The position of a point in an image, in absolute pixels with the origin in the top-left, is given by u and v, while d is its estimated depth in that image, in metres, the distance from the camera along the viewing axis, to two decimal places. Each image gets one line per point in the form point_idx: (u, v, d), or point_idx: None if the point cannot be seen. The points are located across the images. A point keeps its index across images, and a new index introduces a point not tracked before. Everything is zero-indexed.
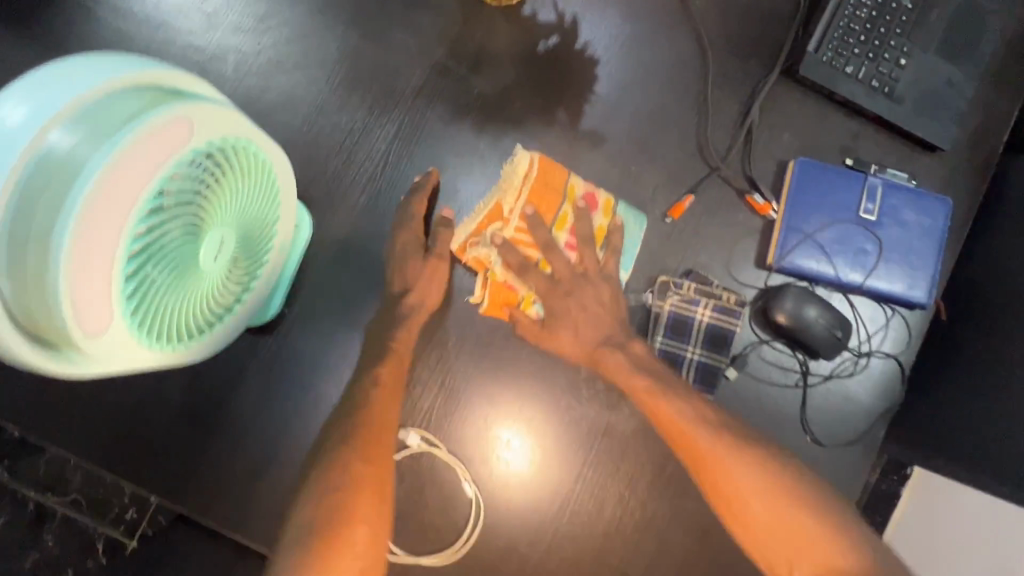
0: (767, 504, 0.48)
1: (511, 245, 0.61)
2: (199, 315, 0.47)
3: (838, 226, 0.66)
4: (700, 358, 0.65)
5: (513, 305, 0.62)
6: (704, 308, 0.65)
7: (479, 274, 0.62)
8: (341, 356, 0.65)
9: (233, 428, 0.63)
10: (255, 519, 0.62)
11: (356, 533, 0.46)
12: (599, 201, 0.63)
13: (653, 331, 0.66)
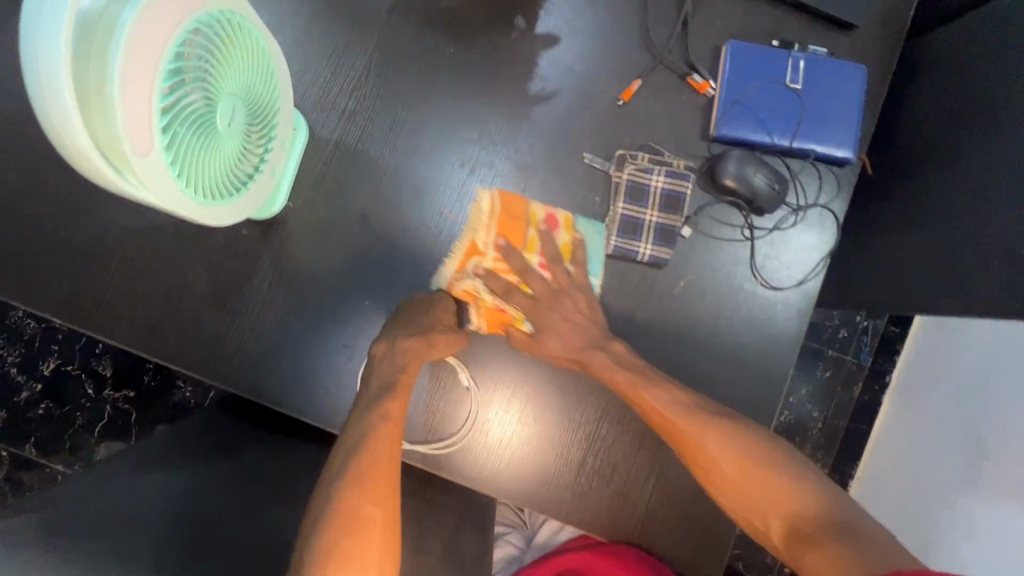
0: (741, 462, 0.61)
1: (493, 298, 0.71)
2: (221, 181, 0.58)
3: (769, 96, 0.75)
4: (655, 220, 0.74)
5: (506, 326, 0.71)
6: (658, 176, 0.74)
7: (481, 326, 0.72)
8: (341, 244, 0.73)
9: (250, 311, 0.72)
10: (279, 385, 0.72)
11: (374, 486, 0.57)
12: (559, 219, 0.72)
13: (614, 200, 0.75)
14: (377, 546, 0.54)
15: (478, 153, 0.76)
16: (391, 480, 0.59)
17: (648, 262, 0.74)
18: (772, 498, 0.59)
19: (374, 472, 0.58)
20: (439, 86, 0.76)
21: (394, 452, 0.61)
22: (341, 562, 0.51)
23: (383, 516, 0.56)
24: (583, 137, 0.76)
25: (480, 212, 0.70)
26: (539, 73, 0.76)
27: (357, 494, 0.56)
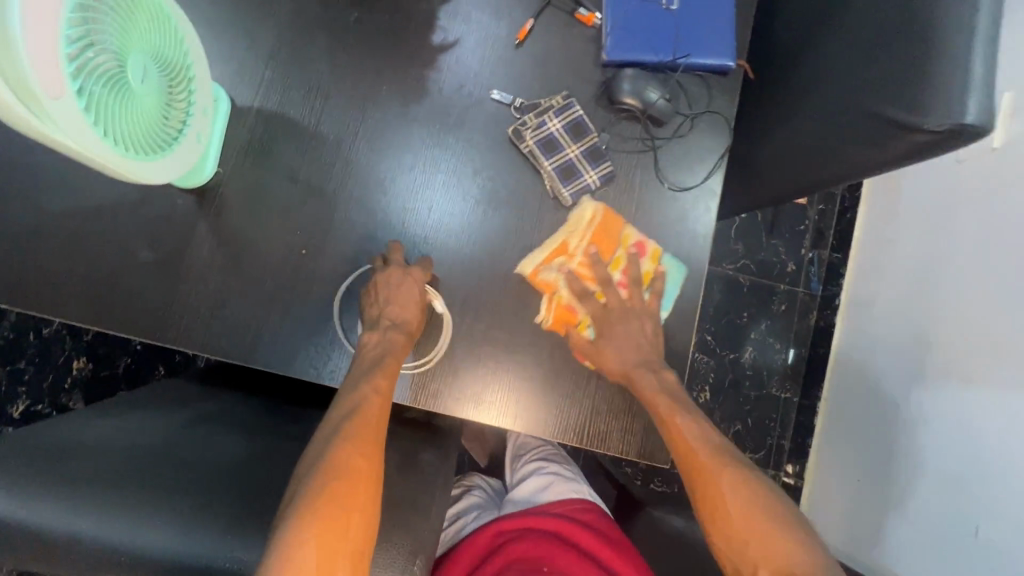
0: (739, 508, 0.65)
1: (570, 294, 0.77)
2: (143, 139, 0.62)
3: (649, 18, 0.83)
4: (579, 151, 0.79)
5: (570, 326, 0.77)
6: (551, 120, 0.79)
7: (549, 320, 0.77)
8: (273, 202, 0.78)
9: (192, 276, 0.75)
10: (229, 343, 0.75)
11: (361, 447, 0.62)
12: (647, 248, 0.79)
13: (521, 139, 0.79)
14: (358, 504, 0.58)
15: (393, 104, 0.81)
16: (375, 443, 0.64)
17: (600, 185, 0.80)
18: (740, 514, 0.65)
19: (363, 432, 0.63)
20: (348, 48, 0.81)
21: (382, 416, 0.65)
22: (328, 500, 0.57)
23: (366, 474, 0.61)
24: (488, 76, 0.82)
25: (538, 254, 0.78)
26: (441, 26, 0.83)
27: (348, 451, 0.61)
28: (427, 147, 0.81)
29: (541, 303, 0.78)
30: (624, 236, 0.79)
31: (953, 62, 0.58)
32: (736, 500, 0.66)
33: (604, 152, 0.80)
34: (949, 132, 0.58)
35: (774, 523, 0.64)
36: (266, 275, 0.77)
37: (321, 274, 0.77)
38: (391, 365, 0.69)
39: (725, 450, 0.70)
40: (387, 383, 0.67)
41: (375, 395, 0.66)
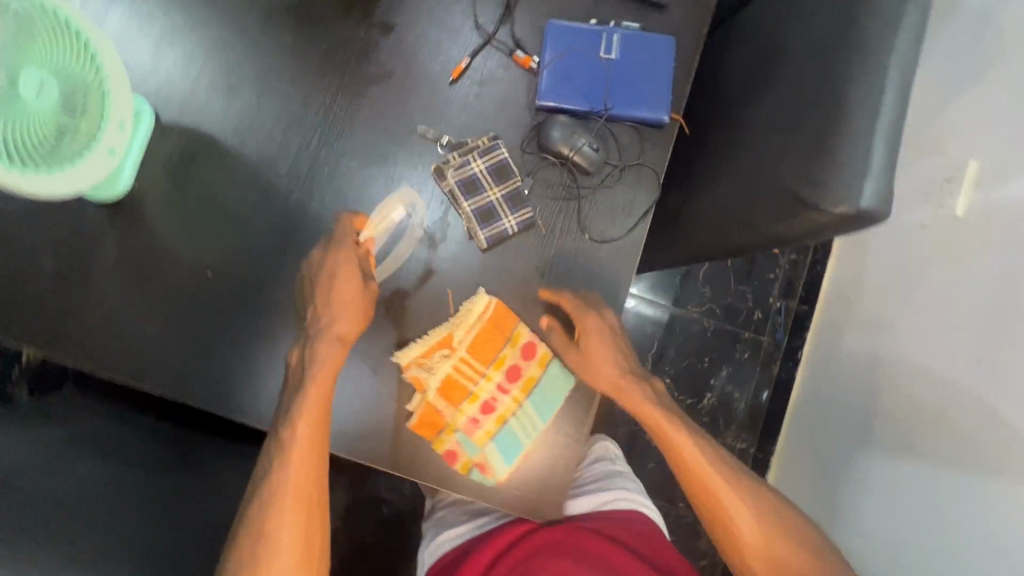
0: (721, 495, 0.77)
1: (438, 396, 0.73)
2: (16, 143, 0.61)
3: (584, 66, 0.82)
4: (500, 194, 0.78)
5: (436, 431, 0.73)
6: (474, 160, 0.78)
7: (414, 420, 0.73)
8: (186, 221, 0.78)
9: (92, 287, 0.74)
10: (122, 358, 0.74)
11: (299, 477, 0.69)
12: (536, 352, 0.75)
13: (442, 177, 0.79)
14: (300, 522, 0.69)
15: (320, 131, 0.81)
16: (312, 466, 0.69)
17: (516, 231, 0.79)
18: (729, 502, 0.77)
19: (296, 462, 0.69)
20: (281, 72, 0.81)
21: (315, 441, 0.69)
22: (277, 517, 0.68)
23: (303, 500, 0.69)
24: (418, 112, 0.82)
25: (418, 347, 0.73)
26: (377, 58, 0.82)
27: (289, 479, 0.69)
28: (350, 179, 0.81)
29: (411, 397, 0.74)
30: (515, 332, 0.76)
31: (855, 145, 0.57)
32: (720, 491, 0.77)
33: (526, 198, 0.79)
34: (850, 214, 0.57)
35: (769, 518, 0.77)
36: (170, 293, 0.76)
37: (225, 297, 0.76)
38: (320, 389, 0.69)
39: (714, 448, 0.79)
40: (310, 416, 0.68)
41: (304, 423, 0.69)
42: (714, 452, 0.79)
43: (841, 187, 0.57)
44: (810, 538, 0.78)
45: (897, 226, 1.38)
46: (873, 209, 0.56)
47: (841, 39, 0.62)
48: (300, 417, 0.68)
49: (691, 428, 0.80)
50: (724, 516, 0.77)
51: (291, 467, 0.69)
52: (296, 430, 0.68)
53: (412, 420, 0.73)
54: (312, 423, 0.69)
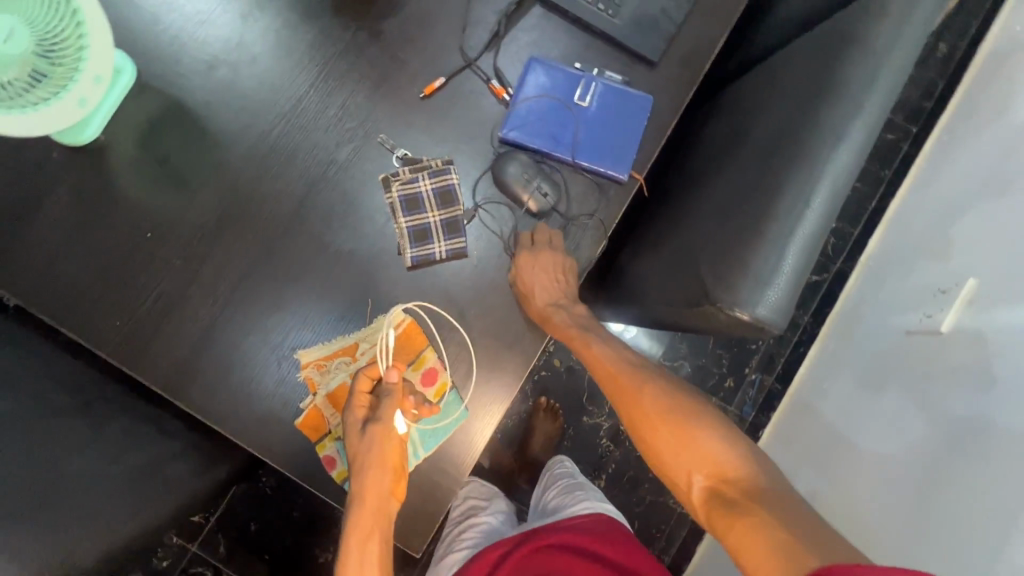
0: (671, 427, 0.71)
1: (329, 401, 0.76)
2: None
3: (556, 108, 0.82)
4: (438, 219, 0.80)
5: (321, 434, 0.76)
6: (423, 180, 0.80)
7: (302, 418, 0.76)
8: (139, 178, 0.79)
9: (37, 223, 0.77)
10: (50, 295, 0.77)
11: (352, 567, 0.69)
12: (437, 378, 0.79)
13: (387, 187, 0.80)
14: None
15: (288, 118, 0.82)
16: (371, 561, 0.70)
17: (445, 258, 0.80)
18: (661, 435, 0.71)
19: (364, 545, 0.70)
20: (262, 55, 0.82)
21: (378, 526, 0.71)
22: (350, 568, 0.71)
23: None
24: (384, 121, 0.83)
25: (322, 350, 0.77)
26: (358, 60, 0.83)
27: (354, 564, 0.70)
28: (303, 169, 0.81)
29: (305, 396, 0.77)
30: (422, 355, 0.79)
31: (770, 255, 0.56)
32: (658, 415, 0.73)
33: (464, 228, 0.80)
34: (746, 320, 0.57)
35: (705, 425, 0.69)
36: (106, 245, 0.78)
37: (156, 260, 0.78)
38: (375, 476, 0.72)
39: (687, 403, 0.73)
40: (370, 505, 0.71)
41: (365, 510, 0.71)
42: (693, 413, 0.71)
43: (746, 292, 0.57)
44: (770, 470, 0.65)
45: (879, 326, 1.34)
46: (768, 319, 0.56)
47: (789, 145, 0.61)
48: (360, 501, 0.71)
49: (663, 388, 0.75)
50: (655, 444, 0.72)
51: (351, 545, 0.70)
52: (356, 515, 0.71)
53: (299, 418, 0.76)
54: (371, 508, 0.71)
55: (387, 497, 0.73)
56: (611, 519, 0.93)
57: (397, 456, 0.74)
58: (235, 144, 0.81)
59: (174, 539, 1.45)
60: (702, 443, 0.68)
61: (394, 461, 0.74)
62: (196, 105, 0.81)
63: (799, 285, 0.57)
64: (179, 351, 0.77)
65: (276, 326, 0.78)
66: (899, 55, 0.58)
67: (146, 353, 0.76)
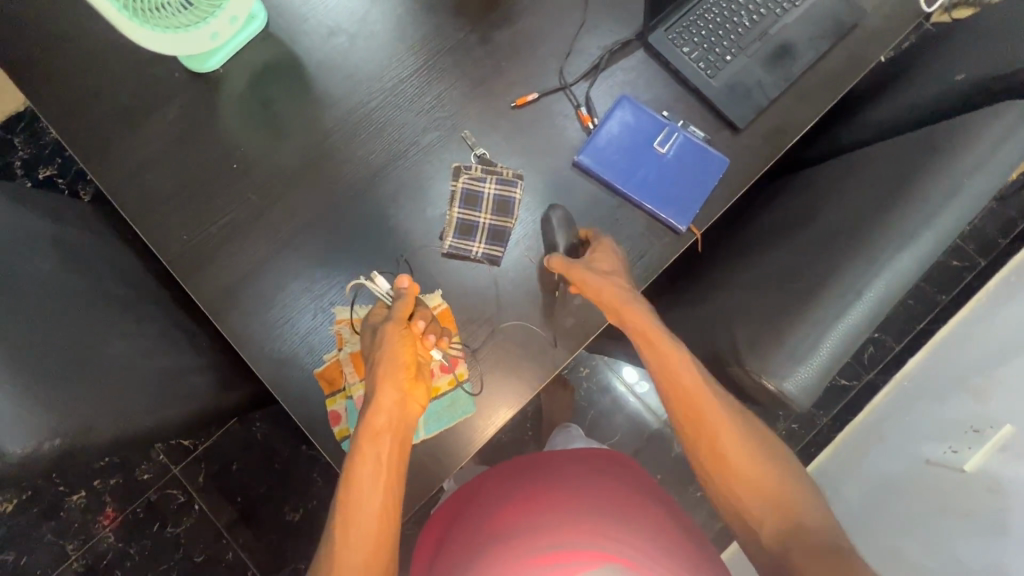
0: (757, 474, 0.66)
1: (349, 361, 0.78)
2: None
3: (632, 147, 0.85)
4: (489, 221, 0.83)
5: (334, 387, 0.78)
6: (489, 183, 0.84)
7: (323, 367, 0.79)
8: (240, 114, 0.86)
9: (144, 132, 0.85)
10: (134, 196, 0.83)
11: (363, 465, 0.67)
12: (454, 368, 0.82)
13: (455, 177, 0.84)
14: (378, 517, 0.65)
15: (384, 92, 0.87)
16: (381, 461, 0.69)
17: (480, 260, 0.83)
18: (751, 478, 0.66)
19: (376, 442, 0.69)
20: (379, 33, 0.89)
21: (390, 430, 0.70)
22: (365, 513, 0.65)
23: (387, 482, 0.68)
24: (472, 119, 0.87)
25: (358, 311, 0.81)
26: (463, 57, 0.89)
27: (360, 492, 0.66)
28: (386, 140, 0.86)
29: (330, 348, 0.80)
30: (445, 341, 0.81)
31: (809, 333, 0.57)
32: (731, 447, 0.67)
33: (508, 239, 0.83)
34: (771, 390, 0.57)
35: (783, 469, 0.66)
36: (195, 166, 0.84)
37: (235, 190, 0.84)
38: (388, 376, 0.72)
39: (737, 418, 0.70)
40: (381, 413, 0.70)
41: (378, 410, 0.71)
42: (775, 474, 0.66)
43: (777, 363, 0.57)
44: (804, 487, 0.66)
45: (900, 447, 1.29)
46: (792, 395, 0.56)
47: (853, 234, 0.62)
48: (375, 407, 0.71)
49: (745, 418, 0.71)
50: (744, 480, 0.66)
51: (363, 448, 0.68)
52: (371, 409, 0.70)
53: (320, 367, 0.79)
54: (391, 407, 0.71)
55: (404, 398, 0.73)
56: (626, 459, 0.90)
57: (409, 354, 0.75)
58: (332, 105, 0.87)
59: (162, 455, 1.53)
60: (777, 494, 0.64)
61: (407, 359, 0.75)
62: (310, 62, 0.88)
63: (829, 370, 0.57)
64: (229, 277, 0.81)
65: (321, 276, 0.82)
66: (984, 178, 0.59)
67: (199, 269, 0.81)
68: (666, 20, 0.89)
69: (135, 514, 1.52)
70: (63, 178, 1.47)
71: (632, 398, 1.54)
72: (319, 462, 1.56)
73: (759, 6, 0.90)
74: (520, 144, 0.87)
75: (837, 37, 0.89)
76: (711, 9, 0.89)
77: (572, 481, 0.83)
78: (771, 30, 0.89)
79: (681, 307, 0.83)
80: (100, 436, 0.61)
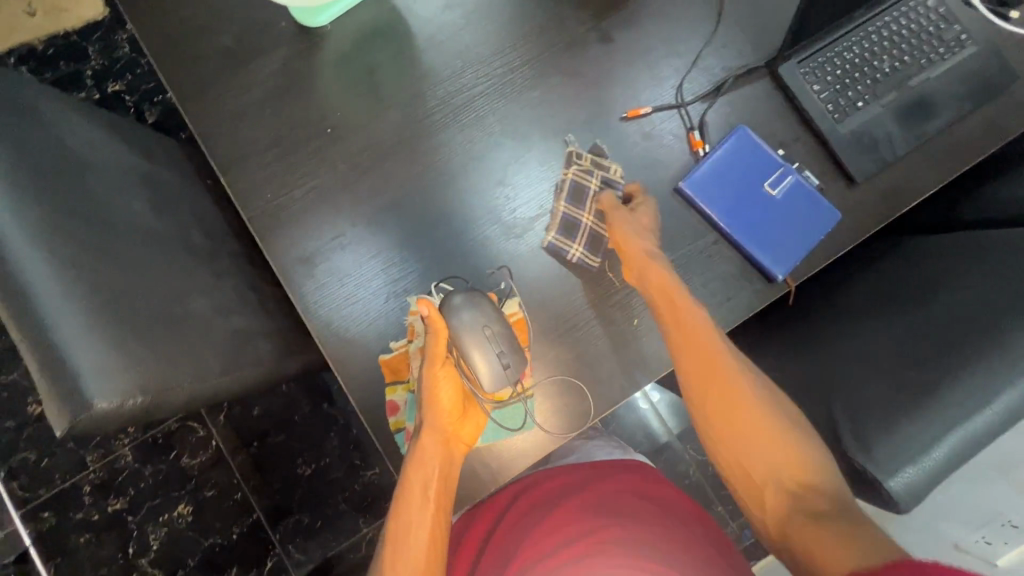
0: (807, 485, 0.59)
1: (417, 353, 0.77)
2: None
3: (741, 183, 0.81)
4: (590, 223, 0.80)
5: (397, 377, 0.77)
6: (596, 179, 0.81)
7: (389, 355, 0.77)
8: (340, 76, 0.82)
9: (242, 78, 0.82)
10: (224, 143, 0.81)
11: (411, 497, 0.68)
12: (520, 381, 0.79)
13: (566, 164, 0.81)
14: (427, 545, 0.67)
15: (492, 77, 0.83)
16: (428, 497, 0.69)
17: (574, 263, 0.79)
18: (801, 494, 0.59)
19: (421, 482, 0.69)
20: (496, 15, 0.84)
21: (434, 470, 0.70)
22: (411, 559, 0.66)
23: (434, 509, 0.68)
24: (578, 123, 0.83)
25: (432, 304, 0.78)
26: (579, 55, 0.84)
27: (411, 538, 0.67)
28: (486, 129, 0.82)
29: (399, 337, 0.78)
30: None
31: (925, 431, 0.53)
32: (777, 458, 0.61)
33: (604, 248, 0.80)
34: (874, 484, 0.53)
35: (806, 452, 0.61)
36: (289, 123, 0.82)
37: (325, 155, 0.81)
38: (428, 421, 0.72)
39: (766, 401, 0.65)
40: (421, 457, 0.70)
41: (417, 455, 0.70)
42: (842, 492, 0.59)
43: (885, 456, 0.54)
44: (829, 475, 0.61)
45: (927, 523, 1.25)
46: (898, 494, 0.53)
47: (987, 330, 0.57)
48: (422, 450, 0.70)
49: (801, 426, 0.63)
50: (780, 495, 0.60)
51: (411, 481, 0.69)
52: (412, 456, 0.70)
53: (385, 355, 0.77)
54: (432, 450, 0.71)
55: (449, 438, 0.73)
56: (648, 471, 0.89)
57: (449, 394, 0.74)
58: (436, 82, 0.83)
59: None
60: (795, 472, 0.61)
61: (447, 396, 0.74)
62: (419, 31, 0.84)
63: (940, 475, 0.53)
64: (308, 245, 0.79)
65: (399, 260, 0.79)
66: None
67: (279, 231, 0.79)
68: (800, 51, 0.83)
69: (155, 439, 1.55)
70: (131, 95, 1.46)
71: (645, 404, 1.44)
72: (338, 422, 1.56)
73: (903, 52, 0.83)
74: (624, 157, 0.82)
75: (981, 101, 0.82)
76: (851, 48, 0.83)
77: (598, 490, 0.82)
78: (912, 81, 0.83)
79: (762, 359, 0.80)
80: (177, 397, 0.59)
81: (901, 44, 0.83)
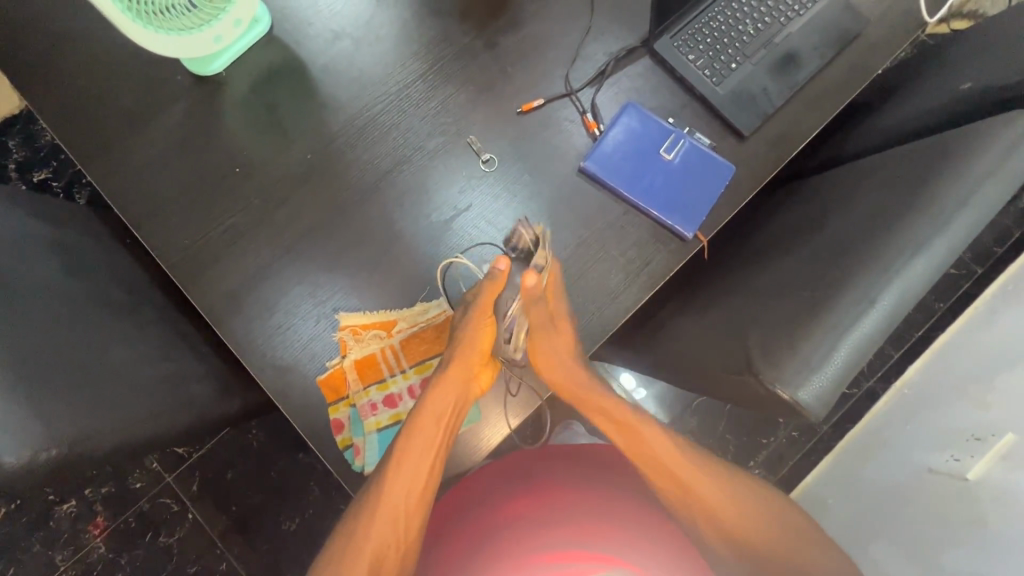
0: (725, 498, 0.70)
1: (352, 367, 0.78)
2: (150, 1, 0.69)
3: (639, 152, 0.85)
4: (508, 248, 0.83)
5: (337, 393, 0.78)
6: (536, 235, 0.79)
7: (326, 374, 0.78)
8: (239, 119, 0.85)
9: (145, 136, 0.83)
10: (133, 199, 0.82)
11: (422, 431, 0.69)
12: None
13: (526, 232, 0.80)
14: (427, 473, 0.68)
15: (388, 96, 0.87)
16: (440, 423, 0.71)
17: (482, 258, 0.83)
18: (736, 521, 0.68)
19: (439, 400, 0.72)
20: (383, 38, 0.88)
21: (456, 401, 0.73)
22: (392, 487, 0.66)
23: (437, 447, 0.70)
24: (478, 124, 0.87)
25: (362, 318, 0.80)
26: (469, 62, 0.88)
27: (409, 463, 0.68)
28: (389, 144, 0.85)
29: (332, 355, 0.79)
30: None
31: (822, 341, 0.57)
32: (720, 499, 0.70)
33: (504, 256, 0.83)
34: (785, 399, 0.57)
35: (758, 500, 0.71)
36: (197, 168, 0.83)
37: (236, 194, 0.82)
38: (464, 356, 0.75)
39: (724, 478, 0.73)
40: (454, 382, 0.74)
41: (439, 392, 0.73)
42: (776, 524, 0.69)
43: (789, 370, 0.57)
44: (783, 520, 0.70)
45: (900, 456, 1.25)
46: (807, 404, 0.56)
47: (865, 242, 0.62)
48: (444, 384, 0.73)
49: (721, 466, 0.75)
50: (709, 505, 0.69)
51: (427, 408, 0.72)
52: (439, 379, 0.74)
53: (323, 375, 0.78)
54: (455, 386, 0.73)
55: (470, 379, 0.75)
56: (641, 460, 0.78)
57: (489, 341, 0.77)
58: (335, 108, 0.86)
59: (155, 464, 1.49)
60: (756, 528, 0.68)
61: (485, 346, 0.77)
62: (311, 65, 0.87)
63: (841, 380, 0.57)
64: (231, 284, 0.80)
65: (324, 282, 0.81)
66: (994, 187, 0.59)
67: (201, 274, 0.80)
68: (670, 28, 0.89)
69: (126, 523, 1.48)
70: (57, 180, 1.45)
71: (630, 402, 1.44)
72: (316, 469, 1.52)
73: (763, 14, 0.90)
74: (528, 149, 0.86)
75: (840, 45, 0.89)
76: (714, 18, 0.90)
77: (586, 474, 0.74)
78: (775, 39, 0.89)
79: (693, 311, 0.82)
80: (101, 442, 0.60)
81: (759, 8, 0.91)
